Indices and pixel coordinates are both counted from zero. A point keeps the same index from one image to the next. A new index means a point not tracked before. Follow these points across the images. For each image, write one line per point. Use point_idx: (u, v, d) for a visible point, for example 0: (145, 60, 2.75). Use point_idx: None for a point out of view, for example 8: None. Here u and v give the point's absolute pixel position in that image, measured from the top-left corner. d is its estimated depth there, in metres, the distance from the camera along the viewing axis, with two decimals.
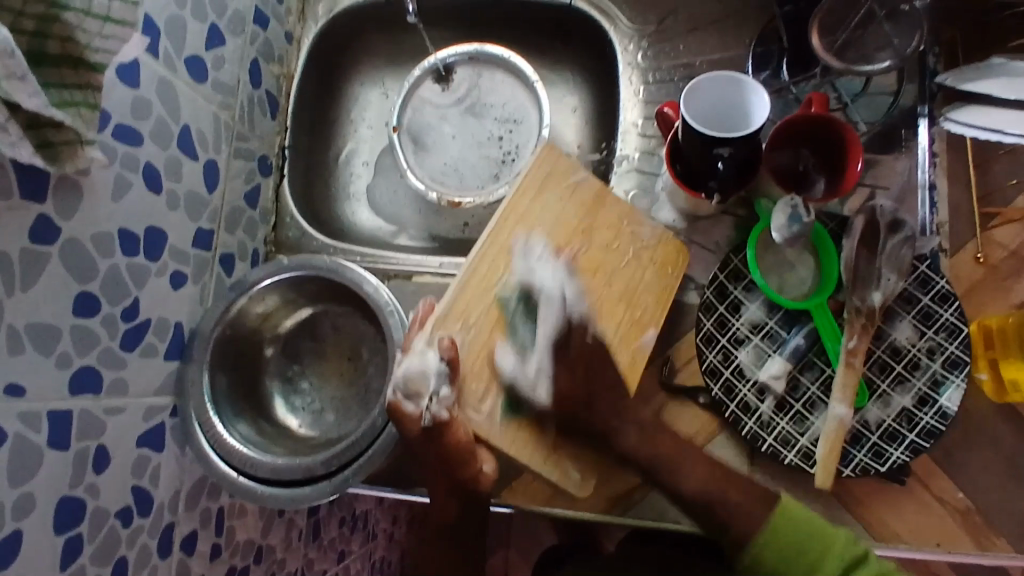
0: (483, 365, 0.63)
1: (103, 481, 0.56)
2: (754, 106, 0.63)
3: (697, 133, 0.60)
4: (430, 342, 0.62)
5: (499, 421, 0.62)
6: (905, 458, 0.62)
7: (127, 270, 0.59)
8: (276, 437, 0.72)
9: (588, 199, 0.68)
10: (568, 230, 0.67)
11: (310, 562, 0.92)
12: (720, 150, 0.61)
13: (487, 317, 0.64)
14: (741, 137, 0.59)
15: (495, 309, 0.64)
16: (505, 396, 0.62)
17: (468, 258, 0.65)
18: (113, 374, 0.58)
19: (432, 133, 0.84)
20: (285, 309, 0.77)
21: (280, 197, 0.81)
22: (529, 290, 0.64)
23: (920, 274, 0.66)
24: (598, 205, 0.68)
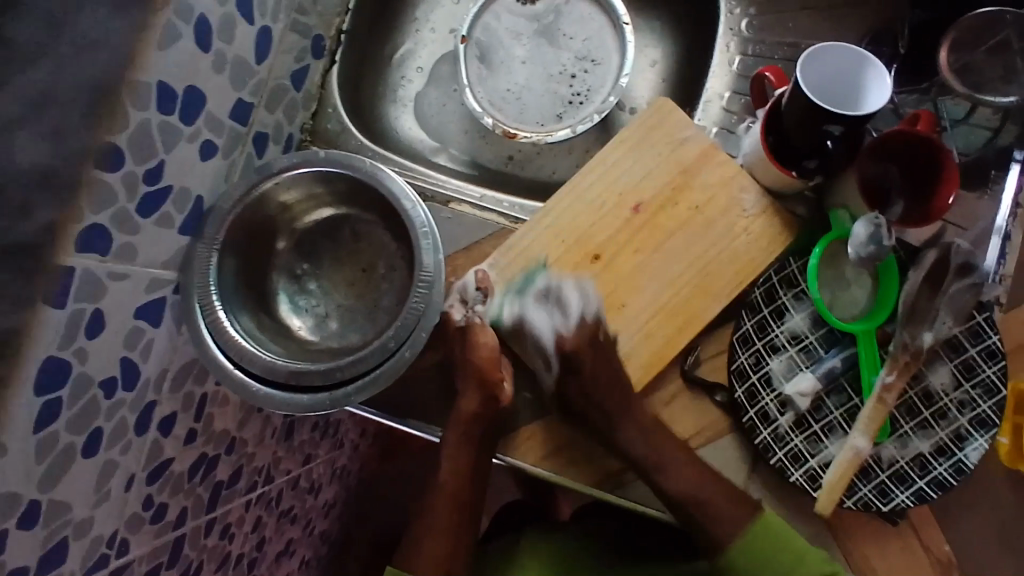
0: (542, 301, 0.66)
1: (93, 347, 0.52)
2: (873, 82, 0.56)
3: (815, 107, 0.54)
4: (497, 266, 0.67)
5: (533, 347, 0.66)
6: (908, 502, 0.63)
7: (158, 128, 0.53)
8: (276, 335, 0.67)
9: (692, 159, 0.67)
10: (656, 185, 0.67)
11: (278, 460, 0.91)
12: (831, 126, 0.56)
13: (548, 257, 0.67)
14: (856, 118, 0.54)
15: (558, 252, 0.67)
16: (552, 337, 0.66)
17: (549, 200, 0.68)
18: (124, 239, 0.53)
19: (501, 52, 0.77)
20: (309, 203, 0.70)
21: (327, 84, 0.75)
22: (600, 239, 0.67)
23: (974, 325, 0.64)
24: (702, 166, 0.67)
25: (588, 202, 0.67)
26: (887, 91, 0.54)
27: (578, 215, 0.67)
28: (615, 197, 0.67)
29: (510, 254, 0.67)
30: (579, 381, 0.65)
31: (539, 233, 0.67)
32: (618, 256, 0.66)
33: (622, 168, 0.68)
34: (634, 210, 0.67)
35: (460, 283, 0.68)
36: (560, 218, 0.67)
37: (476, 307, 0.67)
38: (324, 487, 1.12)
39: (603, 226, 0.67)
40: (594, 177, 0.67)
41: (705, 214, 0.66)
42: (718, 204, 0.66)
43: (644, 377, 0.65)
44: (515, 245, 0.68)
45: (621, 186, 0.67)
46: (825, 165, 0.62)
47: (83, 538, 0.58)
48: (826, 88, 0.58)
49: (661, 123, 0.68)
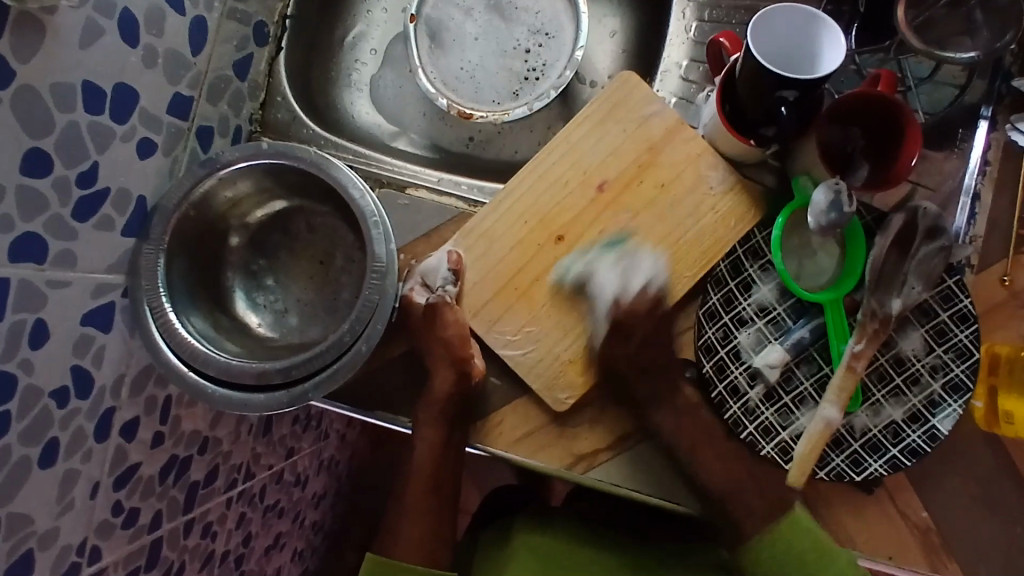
0: (506, 285, 0.65)
1: (39, 358, 0.51)
2: (828, 45, 0.54)
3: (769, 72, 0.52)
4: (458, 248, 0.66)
5: (497, 332, 0.65)
6: (883, 471, 0.62)
7: (88, 128, 0.52)
8: (234, 334, 0.66)
9: (658, 135, 0.65)
10: (621, 162, 0.65)
11: (257, 456, 0.90)
12: (784, 93, 0.54)
13: (511, 240, 0.66)
14: (809, 82, 0.52)
15: (521, 234, 0.65)
16: (517, 321, 0.65)
17: (510, 181, 0.66)
18: (62, 245, 0.51)
19: (452, 29, 0.75)
20: (257, 198, 0.68)
21: (274, 72, 0.73)
22: (565, 221, 0.65)
23: (944, 289, 0.63)
24: (669, 142, 0.65)
25: (553, 181, 0.66)
26: (841, 52, 0.53)
27: (542, 195, 0.66)
28: (579, 175, 0.65)
29: (473, 236, 0.66)
30: (545, 361, 0.65)
31: (503, 213, 0.66)
32: (582, 236, 0.65)
33: (587, 146, 0.66)
34: (598, 188, 0.65)
35: (427, 261, 0.67)
36: (524, 197, 0.66)
37: (443, 287, 0.65)
38: (312, 479, 1.11)
39: (568, 206, 0.65)
40: (558, 155, 0.66)
41: (671, 192, 0.65)
42: (685, 181, 0.64)
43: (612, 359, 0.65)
44: (479, 226, 0.66)
45: (585, 164, 0.66)
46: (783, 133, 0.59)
47: (51, 547, 0.56)
48: (779, 53, 0.56)
49: (626, 98, 0.66)
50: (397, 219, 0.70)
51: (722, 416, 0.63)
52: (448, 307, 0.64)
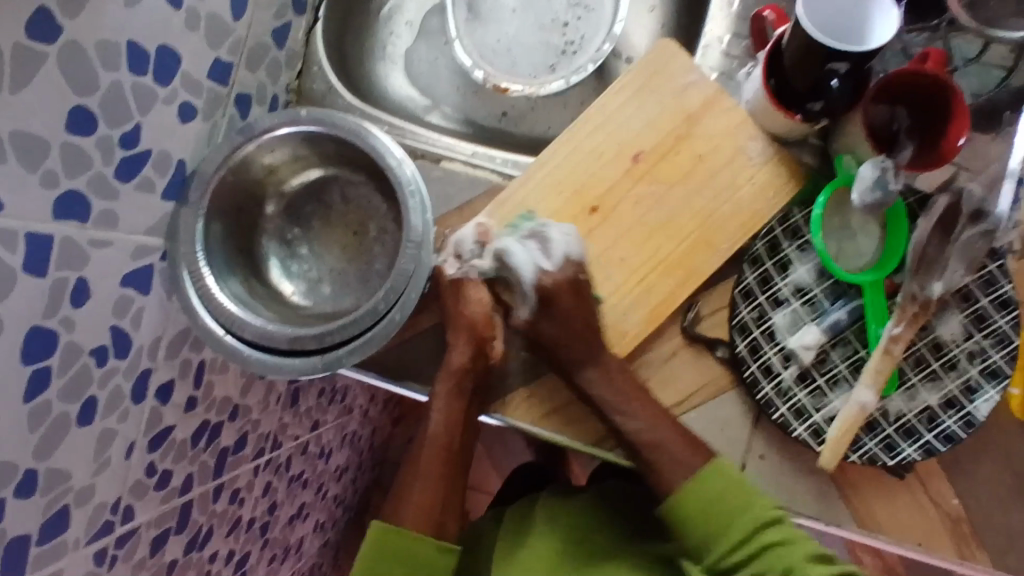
0: None
1: (80, 316, 0.52)
2: (878, 16, 0.53)
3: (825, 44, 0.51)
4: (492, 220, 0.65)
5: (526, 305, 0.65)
6: (916, 456, 0.61)
7: (132, 89, 0.52)
8: (269, 300, 0.66)
9: (695, 106, 0.64)
10: (656, 134, 0.64)
11: (284, 427, 0.91)
12: (835, 64, 0.53)
13: (545, 212, 0.65)
14: (861, 53, 0.51)
15: (554, 207, 0.65)
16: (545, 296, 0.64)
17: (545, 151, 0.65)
18: (104, 205, 0.52)
19: (490, 2, 0.74)
20: (293, 166, 0.68)
21: (311, 42, 0.73)
22: (599, 194, 0.64)
23: (986, 274, 0.62)
24: (707, 115, 0.64)
25: (588, 151, 0.64)
26: (894, 21, 0.52)
27: (576, 166, 0.65)
28: (615, 146, 0.64)
29: (505, 207, 0.65)
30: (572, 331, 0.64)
31: (536, 184, 0.65)
32: (617, 208, 0.64)
33: (622, 117, 0.65)
34: (633, 159, 0.64)
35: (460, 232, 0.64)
36: (558, 168, 0.65)
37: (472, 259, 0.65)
38: (335, 453, 1.12)
39: (603, 176, 0.64)
40: (593, 126, 0.64)
41: (707, 164, 0.64)
42: (722, 153, 0.64)
43: (639, 331, 0.64)
44: (512, 198, 0.65)
45: (620, 134, 0.64)
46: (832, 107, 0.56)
47: (86, 504, 0.57)
48: (830, 27, 0.54)
49: (665, 67, 0.65)
50: (431, 191, 0.69)
51: (754, 396, 0.62)
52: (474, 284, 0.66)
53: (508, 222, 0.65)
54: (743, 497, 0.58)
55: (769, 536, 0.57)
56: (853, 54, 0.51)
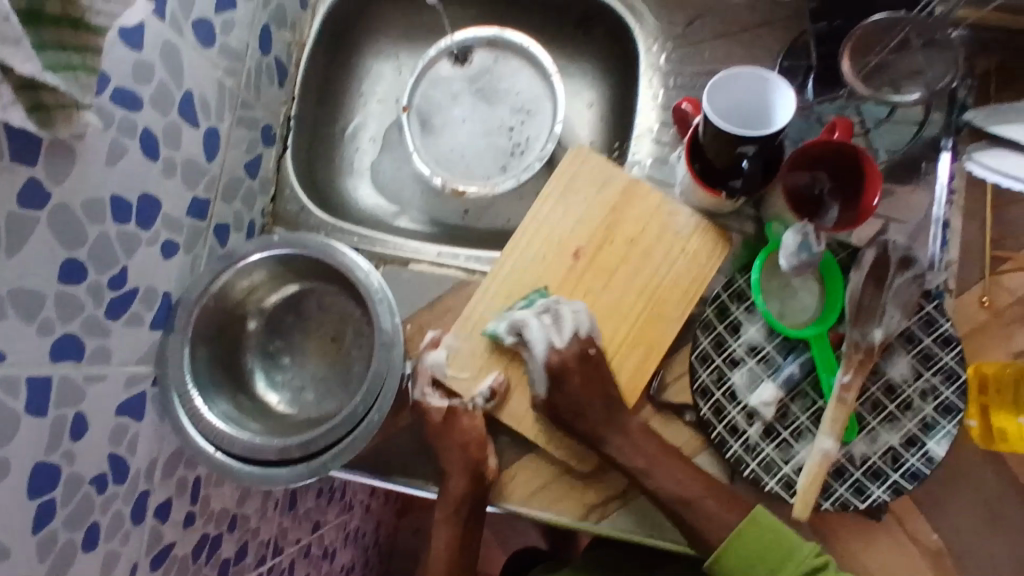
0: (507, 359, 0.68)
1: (80, 449, 0.56)
2: (777, 96, 0.59)
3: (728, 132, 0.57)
4: (456, 336, 0.69)
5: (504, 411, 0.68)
6: (886, 497, 0.64)
7: (117, 236, 0.58)
8: (255, 413, 0.70)
9: (616, 196, 0.69)
10: (589, 229, 0.69)
11: (284, 531, 0.92)
12: (744, 147, 0.59)
13: (503, 316, 0.69)
14: (764, 136, 0.57)
15: (511, 310, 0.69)
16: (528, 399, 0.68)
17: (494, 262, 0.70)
18: (96, 342, 0.57)
19: (442, 115, 0.82)
20: (271, 284, 0.73)
21: (282, 168, 0.79)
22: (551, 291, 0.69)
23: (925, 314, 0.66)
24: (629, 200, 0.69)
25: (532, 255, 0.69)
26: (790, 99, 0.58)
27: (523, 271, 0.69)
28: (555, 247, 0.69)
29: (468, 322, 0.69)
30: (565, 427, 0.67)
31: (492, 296, 0.69)
32: (569, 300, 0.69)
33: (554, 219, 0.70)
34: (575, 254, 0.69)
35: (430, 357, 0.69)
36: (508, 276, 0.69)
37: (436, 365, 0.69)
38: (339, 551, 1.13)
39: (550, 277, 0.69)
40: (532, 232, 0.69)
41: (641, 245, 0.69)
42: (650, 232, 0.69)
43: (619, 411, 0.67)
44: (471, 314, 0.69)
45: (557, 234, 0.69)
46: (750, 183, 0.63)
47: None
48: (739, 113, 0.61)
49: (582, 168, 0.70)
50: (401, 292, 0.74)
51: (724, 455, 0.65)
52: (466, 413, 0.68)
53: (475, 333, 0.69)
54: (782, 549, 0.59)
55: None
56: (755, 137, 0.57)
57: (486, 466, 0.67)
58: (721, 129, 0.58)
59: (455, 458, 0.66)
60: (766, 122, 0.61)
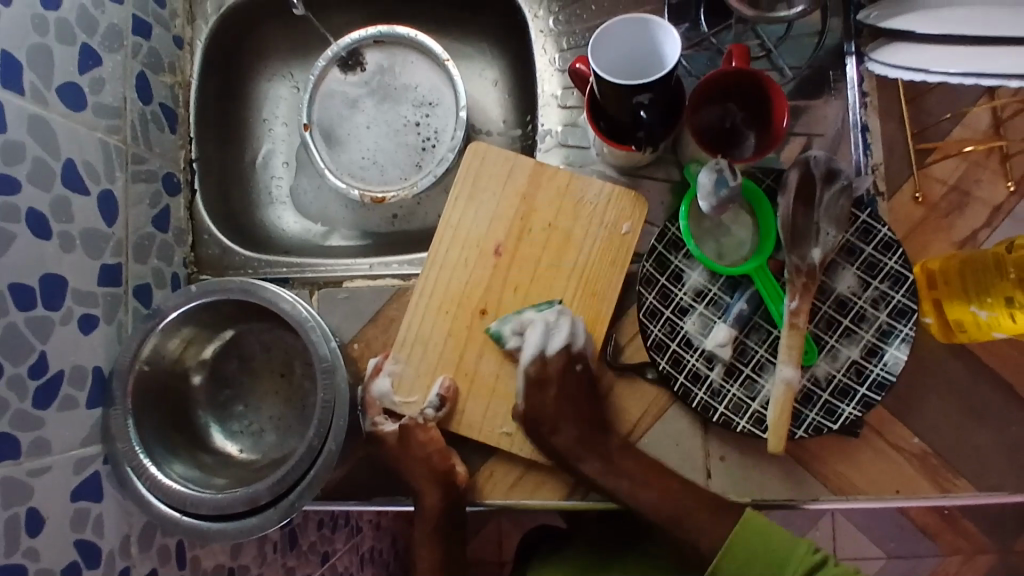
0: (455, 371, 0.68)
1: (41, 544, 0.54)
2: (667, 39, 0.58)
3: (617, 85, 0.56)
4: (397, 360, 0.68)
5: (461, 420, 0.67)
6: (857, 412, 0.63)
7: (27, 324, 0.56)
8: (218, 467, 0.68)
9: (524, 183, 0.68)
10: (504, 224, 0.68)
11: (291, 570, 0.91)
12: (640, 96, 0.57)
13: (440, 330, 0.68)
14: (658, 81, 0.56)
15: (446, 322, 0.68)
16: (487, 405, 0.67)
17: (420, 278, 0.69)
18: (31, 436, 0.55)
19: (344, 126, 0.79)
20: (207, 334, 0.71)
21: (195, 213, 0.77)
22: (483, 294, 0.68)
23: (861, 223, 0.66)
24: (536, 185, 0.68)
25: (455, 263, 0.68)
26: (676, 39, 0.56)
27: (451, 281, 0.68)
28: (475, 250, 0.68)
29: (406, 344, 0.68)
30: (525, 428, 0.67)
31: (425, 309, 0.68)
32: (501, 300, 0.68)
33: (468, 222, 0.69)
34: (496, 254, 0.68)
35: (377, 387, 0.68)
36: (436, 290, 0.68)
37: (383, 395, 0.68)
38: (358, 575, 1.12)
39: (477, 281, 0.68)
40: (448, 241, 0.68)
41: (559, 228, 0.68)
42: (566, 212, 0.68)
43: (574, 399, 0.67)
44: (409, 335, 0.68)
45: (474, 237, 0.69)
46: (654, 132, 0.61)
47: None
48: (630, 63, 0.60)
49: (483, 165, 0.69)
50: (340, 313, 0.73)
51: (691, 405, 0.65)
52: (419, 425, 0.67)
53: (416, 350, 0.68)
54: (777, 547, 0.56)
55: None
56: (648, 84, 0.56)
57: (457, 475, 0.66)
58: (612, 85, 0.56)
59: (423, 473, 0.66)
60: (660, 67, 0.60)
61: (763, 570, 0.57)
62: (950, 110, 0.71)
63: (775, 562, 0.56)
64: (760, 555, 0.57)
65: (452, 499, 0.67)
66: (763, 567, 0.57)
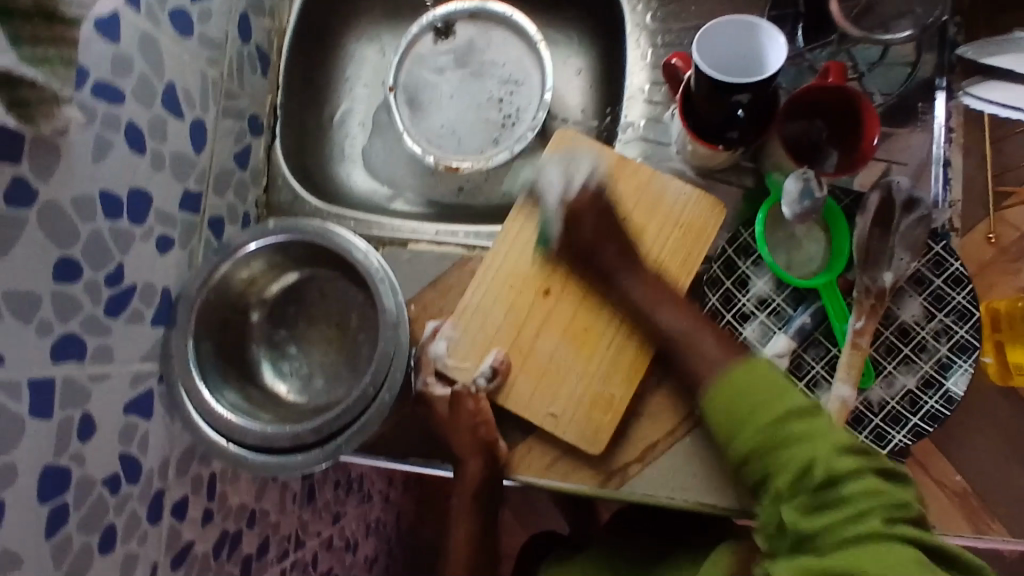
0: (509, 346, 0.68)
1: (90, 449, 0.55)
2: (772, 47, 0.58)
3: (720, 82, 0.57)
4: (456, 328, 0.69)
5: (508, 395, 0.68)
6: (907, 441, 0.62)
7: (110, 234, 0.57)
8: (266, 404, 0.69)
9: (605, 174, 0.69)
10: None
11: (305, 524, 0.92)
12: (739, 96, 0.58)
13: (500, 303, 0.69)
14: (759, 83, 0.56)
15: (508, 296, 0.69)
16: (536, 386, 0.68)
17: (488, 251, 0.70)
18: (98, 341, 0.56)
19: (428, 93, 0.81)
20: (272, 274, 0.72)
21: (272, 157, 0.78)
22: (549, 276, 0.69)
23: (934, 255, 0.65)
24: (617, 177, 0.69)
25: (524, 241, 0.69)
26: (783, 46, 0.57)
27: (518, 257, 0.69)
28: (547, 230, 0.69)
29: (467, 313, 0.69)
30: (571, 412, 0.67)
31: (489, 280, 0.69)
32: (565, 283, 0.69)
33: (545, 202, 0.70)
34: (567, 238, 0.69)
35: (432, 348, 0.69)
36: (502, 264, 0.69)
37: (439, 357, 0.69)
38: (361, 543, 1.13)
39: (545, 261, 0.69)
40: (521, 217, 0.70)
41: (633, 222, 0.68)
42: (642, 207, 0.69)
43: (623, 393, 0.67)
44: (471, 303, 0.69)
45: (548, 218, 0.69)
46: (747, 132, 0.64)
47: None
48: (729, 64, 0.61)
49: (566, 151, 0.70)
50: (401, 273, 0.73)
51: None
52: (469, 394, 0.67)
53: (474, 320, 0.69)
54: (778, 384, 0.55)
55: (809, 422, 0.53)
56: (750, 85, 0.56)
57: (499, 446, 0.67)
58: (714, 80, 0.57)
59: (467, 441, 0.67)
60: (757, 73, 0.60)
61: (756, 403, 0.54)
62: None
63: (779, 386, 0.55)
64: (763, 385, 0.55)
65: (494, 471, 0.68)
66: (767, 394, 0.54)
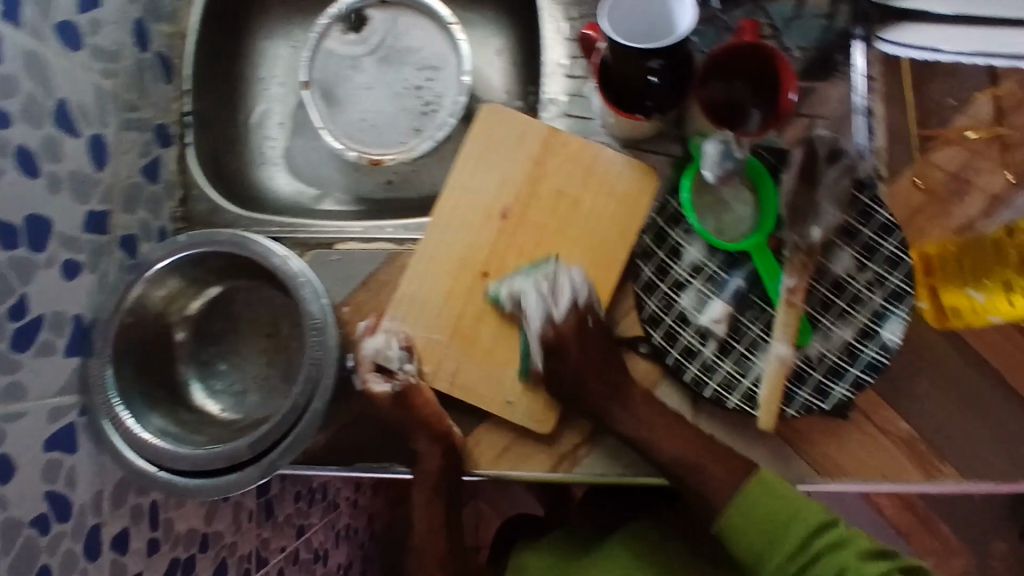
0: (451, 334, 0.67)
1: (9, 493, 0.52)
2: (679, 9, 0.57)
3: (630, 51, 0.55)
4: (393, 323, 0.67)
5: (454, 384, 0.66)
6: (848, 393, 0.63)
7: (9, 264, 0.53)
8: (198, 425, 0.67)
9: (536, 149, 0.68)
10: (511, 189, 0.67)
11: (265, 541, 0.89)
12: (651, 62, 0.57)
13: (439, 292, 0.67)
14: (669, 47, 0.55)
15: (446, 284, 0.67)
16: (481, 372, 0.66)
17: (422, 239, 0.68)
18: (6, 378, 0.53)
19: (344, 87, 0.78)
20: (192, 290, 0.70)
21: (186, 166, 0.75)
22: (487, 258, 0.67)
23: (861, 205, 0.65)
24: (548, 151, 0.68)
25: (458, 226, 0.68)
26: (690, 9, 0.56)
27: (453, 242, 0.67)
28: (480, 212, 0.68)
29: (404, 304, 0.67)
30: (520, 396, 0.66)
31: (424, 269, 0.67)
32: (503, 265, 0.67)
33: (476, 184, 0.68)
34: (501, 218, 0.67)
35: (368, 344, 0.66)
36: (436, 252, 0.67)
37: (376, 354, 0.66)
38: (332, 552, 1.11)
39: (480, 244, 0.67)
40: (452, 201, 0.68)
41: (568, 196, 0.67)
42: (575, 180, 0.67)
43: None
44: (406, 295, 0.67)
45: (480, 199, 0.68)
46: (663, 101, 0.62)
47: None
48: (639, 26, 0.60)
49: (496, 127, 0.68)
50: (331, 274, 0.71)
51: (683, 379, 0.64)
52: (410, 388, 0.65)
53: (410, 313, 0.67)
54: (789, 506, 0.56)
55: (824, 539, 0.54)
56: (659, 50, 0.55)
57: (453, 437, 0.65)
58: (625, 49, 0.56)
59: (414, 439, 0.65)
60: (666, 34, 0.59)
61: (770, 528, 0.56)
62: (954, 97, 0.70)
63: (788, 505, 0.56)
64: (774, 501, 0.56)
65: (451, 461, 0.65)
66: (773, 518, 0.56)
